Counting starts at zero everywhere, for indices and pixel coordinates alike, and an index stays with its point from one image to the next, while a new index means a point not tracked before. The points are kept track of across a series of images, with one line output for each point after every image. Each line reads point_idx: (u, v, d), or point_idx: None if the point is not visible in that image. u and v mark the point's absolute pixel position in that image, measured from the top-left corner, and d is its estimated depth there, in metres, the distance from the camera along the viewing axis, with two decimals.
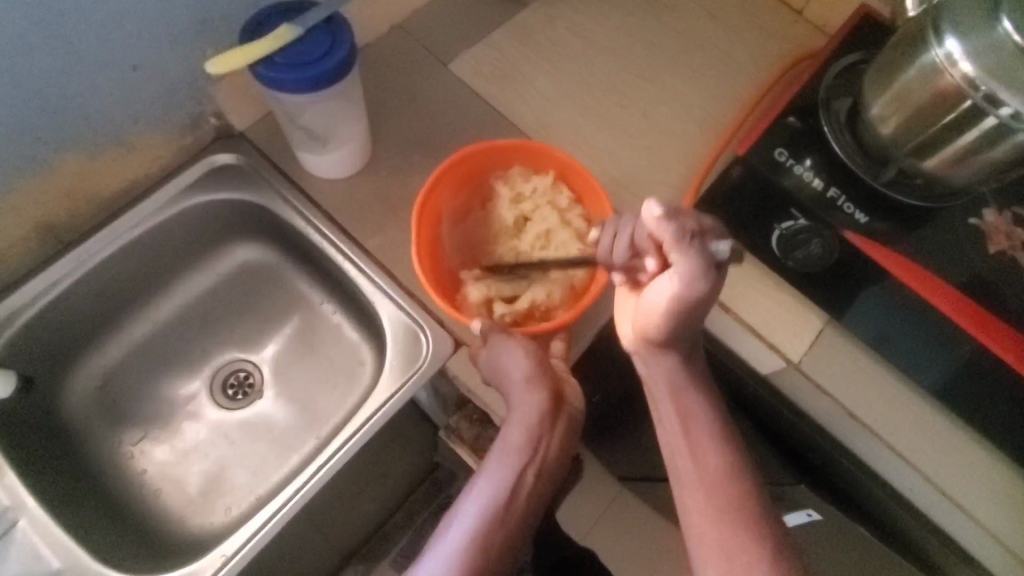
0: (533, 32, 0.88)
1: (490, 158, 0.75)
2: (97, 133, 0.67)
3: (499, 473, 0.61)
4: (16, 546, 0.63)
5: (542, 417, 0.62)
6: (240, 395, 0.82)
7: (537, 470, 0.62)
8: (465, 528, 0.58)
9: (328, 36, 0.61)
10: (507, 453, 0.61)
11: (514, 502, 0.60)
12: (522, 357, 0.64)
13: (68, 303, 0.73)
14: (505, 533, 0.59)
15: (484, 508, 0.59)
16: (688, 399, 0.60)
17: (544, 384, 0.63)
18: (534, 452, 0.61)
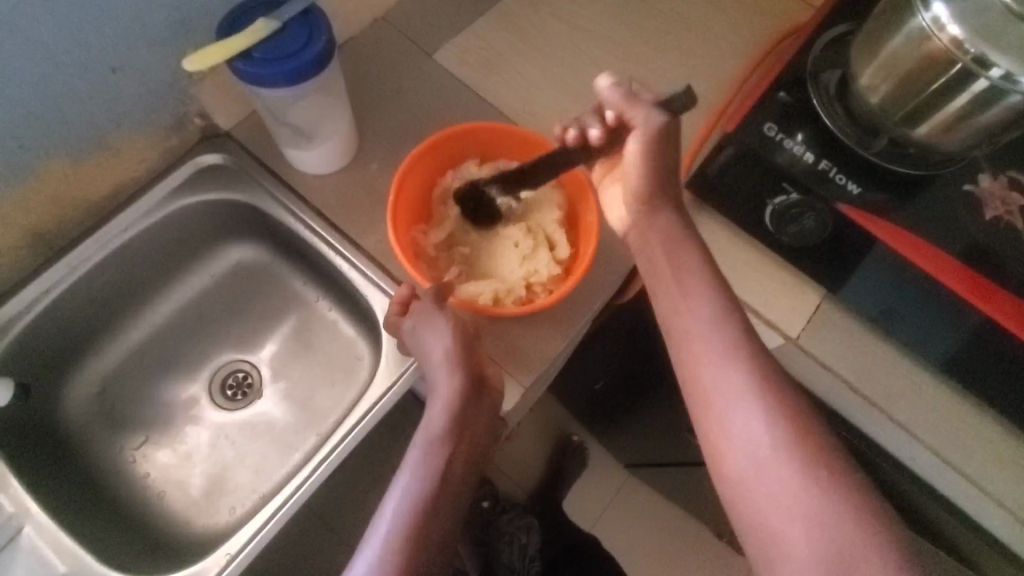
0: (517, 17, 0.88)
1: (403, 209, 0.71)
2: (80, 138, 0.66)
3: (418, 451, 0.60)
4: (21, 553, 0.63)
5: (463, 398, 0.61)
6: (239, 395, 0.82)
7: (449, 459, 0.60)
8: (399, 508, 0.56)
9: (306, 29, 0.61)
10: (428, 434, 0.61)
11: (439, 484, 0.58)
12: (439, 341, 0.63)
13: (59, 312, 0.73)
14: (425, 514, 0.56)
15: (412, 491, 0.57)
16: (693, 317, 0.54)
17: (452, 367, 0.62)
18: (445, 439, 0.60)
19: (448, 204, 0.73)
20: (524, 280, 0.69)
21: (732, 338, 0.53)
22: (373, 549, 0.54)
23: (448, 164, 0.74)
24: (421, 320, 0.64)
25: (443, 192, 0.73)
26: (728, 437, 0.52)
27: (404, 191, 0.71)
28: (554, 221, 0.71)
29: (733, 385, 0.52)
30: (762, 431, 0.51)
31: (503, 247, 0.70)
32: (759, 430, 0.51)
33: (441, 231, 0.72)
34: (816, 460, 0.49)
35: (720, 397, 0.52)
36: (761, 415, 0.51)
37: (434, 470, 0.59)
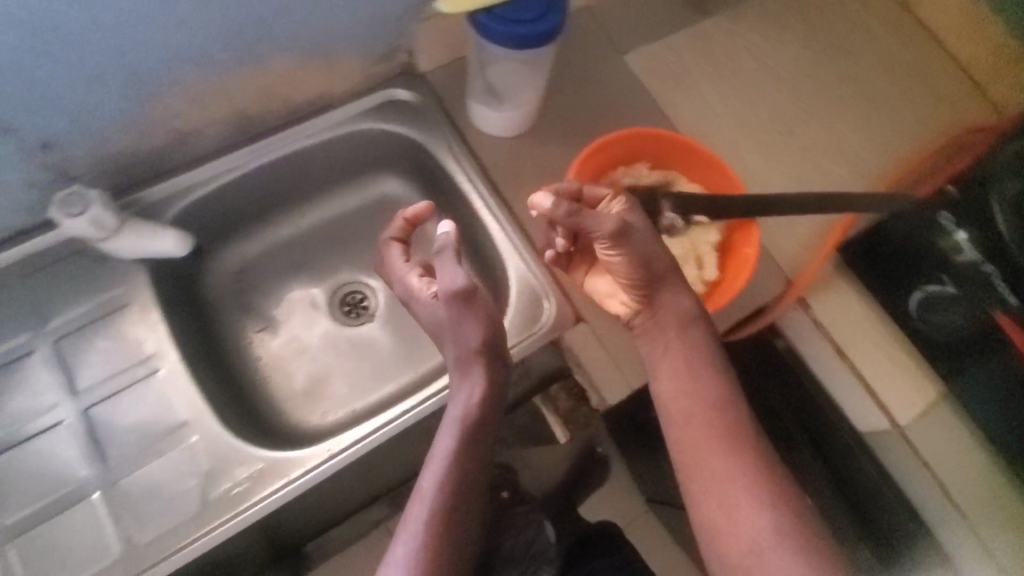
0: (711, 43, 0.89)
1: (572, 188, 0.73)
2: (310, 43, 0.71)
3: (450, 438, 0.56)
4: (152, 391, 0.69)
5: (491, 391, 0.58)
6: (354, 314, 0.87)
7: (481, 450, 0.56)
8: (433, 495, 0.53)
9: (547, 2, 0.64)
10: (458, 421, 0.56)
11: (471, 476, 0.55)
12: (473, 327, 0.59)
13: (234, 191, 0.79)
14: (457, 500, 0.54)
15: (450, 485, 0.54)
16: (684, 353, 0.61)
17: (484, 353, 0.59)
18: (476, 427, 0.56)
19: (610, 197, 0.75)
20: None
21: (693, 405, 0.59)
22: (413, 536, 0.52)
23: (620, 160, 0.76)
24: (448, 305, 0.60)
25: (608, 184, 0.75)
26: (703, 466, 0.57)
27: (578, 172, 0.73)
28: (711, 242, 0.72)
29: (708, 450, 0.57)
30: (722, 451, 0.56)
31: None
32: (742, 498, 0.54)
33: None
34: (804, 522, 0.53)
35: (701, 459, 0.57)
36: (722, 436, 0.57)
37: (468, 459, 0.55)
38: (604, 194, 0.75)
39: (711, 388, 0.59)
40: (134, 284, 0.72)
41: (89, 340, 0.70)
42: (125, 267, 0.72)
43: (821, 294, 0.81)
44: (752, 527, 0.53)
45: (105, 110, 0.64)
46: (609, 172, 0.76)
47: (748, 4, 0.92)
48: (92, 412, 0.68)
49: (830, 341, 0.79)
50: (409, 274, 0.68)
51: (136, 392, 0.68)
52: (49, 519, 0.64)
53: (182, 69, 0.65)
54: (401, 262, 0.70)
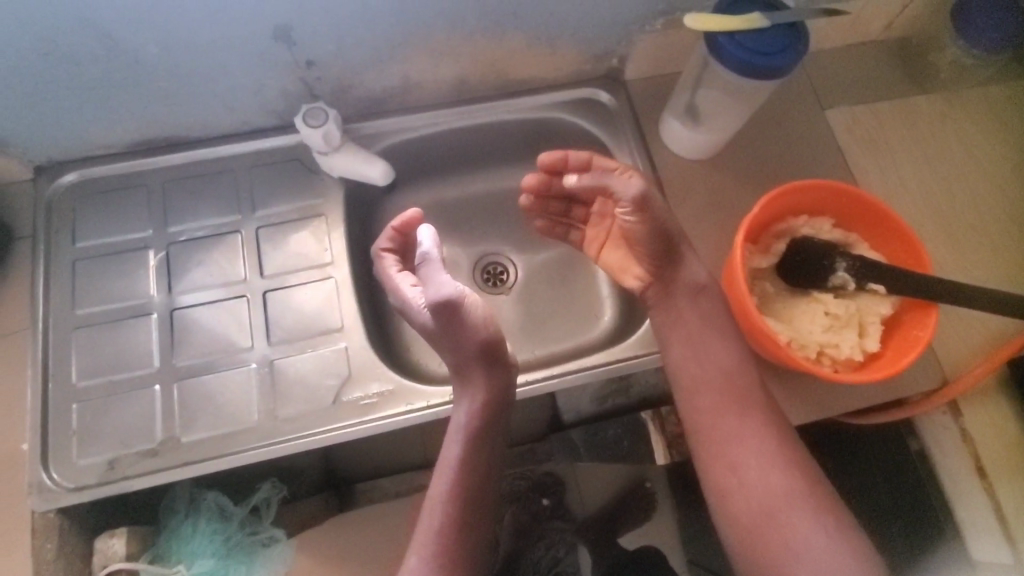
0: (920, 120, 0.86)
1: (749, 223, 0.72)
2: (545, 30, 0.77)
3: (456, 445, 0.63)
4: (320, 294, 0.77)
5: (496, 403, 0.63)
6: (492, 282, 0.92)
7: (482, 454, 0.63)
8: (448, 498, 0.61)
9: (787, 39, 0.65)
10: (463, 428, 0.63)
11: (480, 479, 0.62)
12: (468, 339, 0.60)
13: (430, 143, 0.86)
14: (466, 505, 0.61)
15: (459, 485, 0.62)
16: (707, 340, 0.68)
17: (480, 360, 0.61)
18: (477, 436, 0.63)
19: (782, 242, 0.74)
20: (819, 346, 0.69)
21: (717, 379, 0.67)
22: (433, 533, 0.60)
23: (804, 210, 0.75)
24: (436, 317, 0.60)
25: (785, 229, 0.75)
26: (718, 422, 0.66)
27: (761, 210, 0.72)
28: (880, 315, 0.69)
29: (724, 411, 0.66)
30: (738, 412, 0.65)
31: (811, 307, 0.71)
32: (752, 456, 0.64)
33: (764, 261, 0.73)
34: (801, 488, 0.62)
35: (718, 419, 0.66)
36: (737, 401, 0.66)
37: (471, 464, 0.62)
38: (778, 238, 0.75)
39: (724, 351, 0.67)
40: (331, 198, 0.81)
41: (284, 234, 0.80)
42: (328, 183, 0.81)
43: (976, 405, 0.75)
44: (757, 479, 0.63)
45: (364, 46, 0.74)
46: (788, 218, 0.75)
47: (972, 90, 0.88)
48: (269, 294, 0.77)
49: (974, 457, 0.74)
50: (403, 281, 0.67)
51: (308, 290, 0.77)
52: (214, 371, 0.73)
53: (437, 27, 0.73)
54: (394, 272, 0.69)
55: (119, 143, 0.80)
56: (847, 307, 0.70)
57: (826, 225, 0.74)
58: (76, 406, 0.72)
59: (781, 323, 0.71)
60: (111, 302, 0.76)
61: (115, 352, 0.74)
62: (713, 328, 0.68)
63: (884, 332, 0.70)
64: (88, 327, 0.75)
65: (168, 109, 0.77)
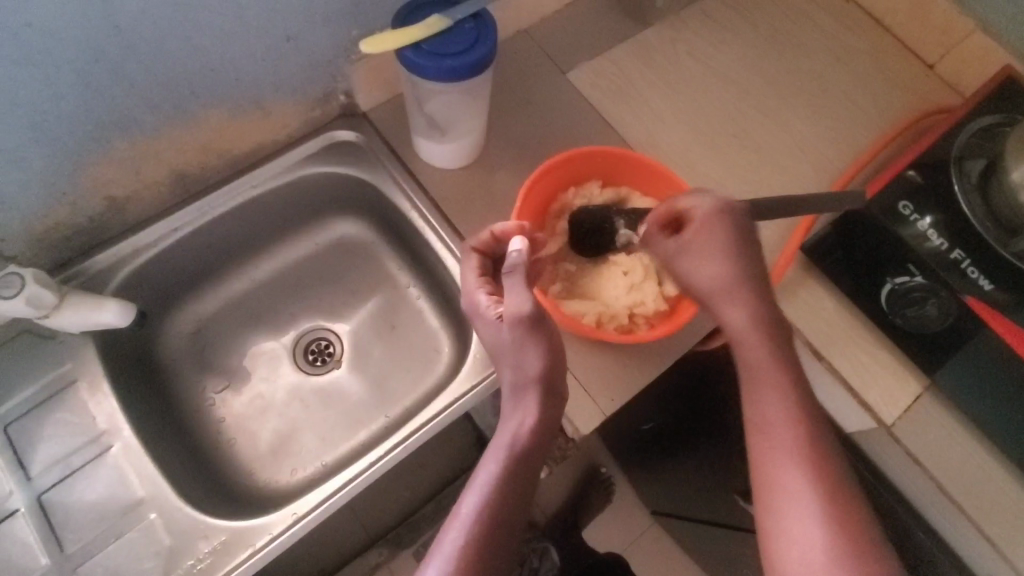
0: (654, 52, 0.88)
1: (523, 215, 0.71)
2: (242, 94, 0.69)
3: (493, 463, 0.52)
4: (106, 470, 0.66)
5: (547, 415, 0.55)
6: (319, 361, 0.85)
7: (528, 475, 0.52)
8: (472, 520, 0.49)
9: (474, 31, 0.63)
10: (506, 445, 0.53)
11: (516, 502, 0.51)
12: (534, 356, 0.55)
13: (182, 250, 0.77)
14: (498, 526, 0.49)
15: (491, 507, 0.50)
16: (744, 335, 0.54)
17: (543, 383, 0.55)
18: (525, 458, 0.52)
19: (564, 219, 0.74)
20: (628, 308, 0.69)
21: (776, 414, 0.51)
22: (446, 559, 0.47)
23: (572, 181, 0.75)
24: (512, 328, 0.55)
25: (562, 206, 0.74)
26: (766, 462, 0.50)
27: (529, 200, 0.71)
28: None
29: (770, 442, 0.50)
30: (791, 458, 0.49)
31: (609, 271, 0.70)
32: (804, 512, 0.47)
33: (554, 244, 0.72)
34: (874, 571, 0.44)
35: (765, 456, 0.50)
36: (797, 440, 0.50)
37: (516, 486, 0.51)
38: (559, 217, 0.74)
39: (800, 395, 0.52)
40: (81, 356, 0.70)
41: (40, 423, 0.67)
42: (72, 342, 0.70)
43: (792, 296, 0.79)
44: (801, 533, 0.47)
45: (32, 186, 0.63)
46: (561, 194, 0.75)
47: (688, 9, 0.91)
48: (46, 497, 0.65)
49: (807, 343, 0.77)
50: (479, 289, 0.62)
51: (90, 470, 0.66)
52: None
53: (108, 135, 0.64)
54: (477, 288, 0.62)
55: None
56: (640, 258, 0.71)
57: (597, 187, 0.74)
58: None
59: (587, 299, 0.70)
60: None
61: None
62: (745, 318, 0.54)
63: None
64: None
65: None
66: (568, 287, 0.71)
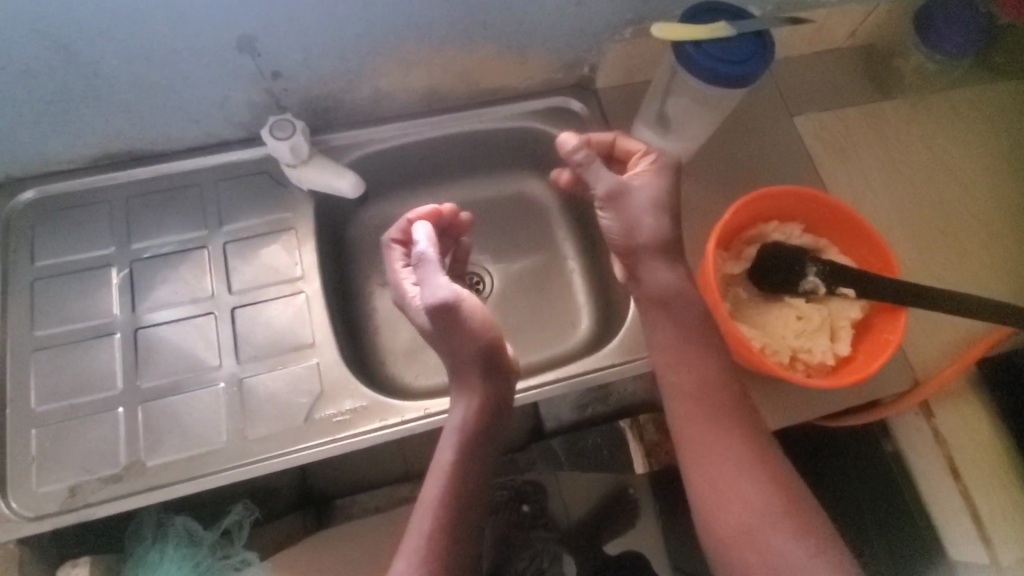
0: (886, 126, 0.87)
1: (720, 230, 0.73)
2: (517, 39, 0.76)
3: (448, 447, 0.59)
4: (289, 310, 0.76)
5: (491, 396, 0.61)
6: (469, 292, 0.92)
7: (482, 457, 0.59)
8: (438, 501, 0.55)
9: (753, 47, 0.66)
10: (457, 428, 0.59)
11: (475, 481, 0.57)
12: (470, 338, 0.61)
13: (404, 153, 0.86)
14: (457, 507, 0.56)
15: (455, 490, 0.56)
16: (678, 336, 0.63)
17: (481, 361, 0.61)
18: (475, 438, 0.59)
19: (754, 247, 0.75)
20: (792, 351, 0.70)
21: (700, 409, 0.61)
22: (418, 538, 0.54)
23: (775, 217, 0.76)
24: (432, 317, 0.62)
25: (757, 237, 0.75)
26: (692, 427, 0.60)
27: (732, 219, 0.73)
28: (851, 319, 0.70)
29: (704, 420, 0.60)
30: (714, 419, 0.60)
31: (784, 310, 0.71)
32: (736, 458, 0.58)
33: (737, 267, 0.74)
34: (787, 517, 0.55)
35: (694, 427, 0.60)
36: (717, 411, 0.60)
37: (466, 468, 0.58)
38: (751, 245, 0.75)
39: (715, 365, 0.62)
40: (301, 210, 0.80)
41: (252, 252, 0.78)
42: (298, 195, 0.80)
43: (948, 404, 0.76)
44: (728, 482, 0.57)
45: (330, 57, 0.72)
46: (760, 225, 0.76)
47: (935, 96, 0.89)
48: (237, 311, 0.75)
49: (947, 457, 0.75)
50: (404, 278, 0.69)
51: (277, 305, 0.76)
52: (178, 393, 0.71)
53: (403, 35, 0.72)
54: (398, 266, 0.70)
55: (76, 157, 0.78)
56: (820, 309, 0.71)
57: (797, 231, 0.75)
58: (36, 431, 0.69)
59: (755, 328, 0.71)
60: (71, 322, 0.74)
61: (76, 373, 0.72)
62: (680, 320, 0.63)
63: (855, 336, 0.71)
64: (48, 348, 0.73)
65: (127, 124, 0.75)
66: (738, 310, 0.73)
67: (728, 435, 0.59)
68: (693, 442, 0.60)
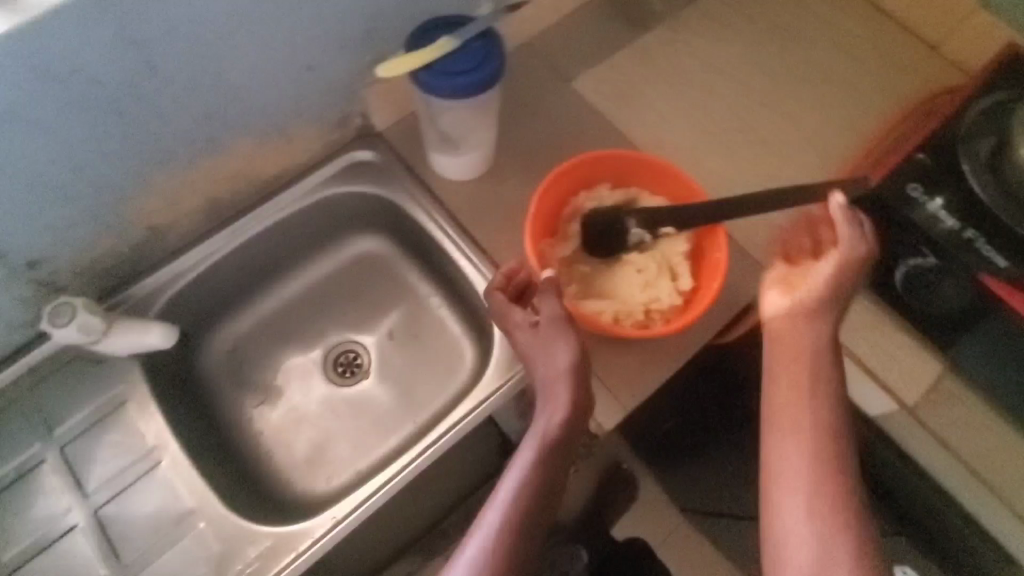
0: (656, 55, 0.90)
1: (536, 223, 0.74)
2: (267, 123, 0.74)
3: (528, 450, 0.59)
4: (157, 484, 0.70)
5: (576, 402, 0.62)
6: (348, 373, 0.88)
7: (559, 462, 0.60)
8: (508, 500, 0.56)
9: (482, 49, 0.66)
10: (541, 433, 0.60)
11: (550, 483, 0.58)
12: (565, 353, 0.63)
13: (217, 273, 0.81)
14: (532, 509, 0.56)
15: (525, 491, 0.57)
16: (825, 379, 0.58)
17: (572, 376, 0.62)
18: (556, 445, 0.60)
19: (576, 221, 0.76)
20: (643, 305, 0.71)
21: (800, 383, 0.58)
22: (484, 535, 0.54)
23: (581, 185, 0.77)
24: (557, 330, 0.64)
25: (574, 209, 0.76)
26: (778, 456, 0.55)
27: (540, 206, 0.73)
28: (682, 252, 0.73)
29: (789, 440, 0.56)
30: (807, 456, 0.54)
31: (623, 269, 0.73)
32: (810, 503, 0.52)
33: (567, 248, 0.74)
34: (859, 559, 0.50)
35: (785, 457, 0.55)
36: (814, 447, 0.54)
37: (546, 473, 0.59)
38: (571, 220, 0.76)
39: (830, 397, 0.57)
40: (129, 377, 0.74)
41: (95, 443, 0.72)
42: (119, 364, 0.74)
43: None
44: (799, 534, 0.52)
45: (80, 222, 0.67)
46: (571, 198, 0.76)
47: (688, 10, 0.93)
48: (102, 512, 0.69)
49: None
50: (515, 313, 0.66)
51: (142, 486, 0.70)
52: None
53: (146, 169, 0.68)
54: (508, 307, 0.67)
55: None
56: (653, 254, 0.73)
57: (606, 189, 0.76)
58: None
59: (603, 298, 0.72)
60: None
61: None
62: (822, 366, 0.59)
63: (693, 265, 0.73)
64: None
65: None
66: (584, 287, 0.74)
67: (813, 477, 0.53)
68: (788, 424, 0.56)
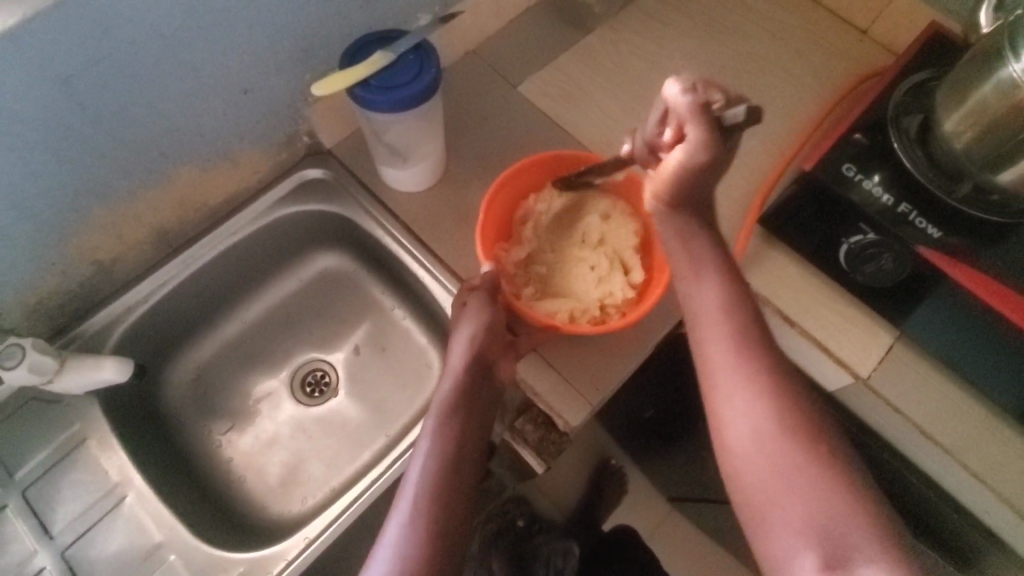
0: (598, 55, 0.92)
1: (488, 229, 0.75)
2: (209, 148, 0.73)
3: (433, 423, 0.64)
4: (121, 520, 0.69)
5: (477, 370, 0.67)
6: (317, 392, 0.88)
7: (466, 428, 0.64)
8: (420, 471, 0.59)
9: (417, 61, 0.67)
10: (443, 404, 0.65)
11: (458, 446, 0.62)
12: (465, 328, 0.69)
13: (172, 301, 0.80)
14: (445, 475, 0.59)
15: (436, 457, 0.60)
16: (732, 322, 0.54)
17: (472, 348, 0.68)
18: (455, 410, 0.65)
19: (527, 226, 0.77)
20: (599, 300, 0.72)
21: (716, 331, 0.54)
22: (402, 508, 0.56)
23: (529, 190, 0.78)
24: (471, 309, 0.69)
25: (523, 214, 0.77)
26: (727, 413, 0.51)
27: (489, 215, 0.74)
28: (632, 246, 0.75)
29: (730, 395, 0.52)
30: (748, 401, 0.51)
31: (577, 267, 0.74)
32: (776, 453, 0.48)
33: (520, 252, 0.75)
34: (837, 495, 0.46)
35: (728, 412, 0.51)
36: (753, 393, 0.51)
37: (455, 439, 0.62)
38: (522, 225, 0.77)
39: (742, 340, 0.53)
40: (87, 414, 0.73)
41: (55, 484, 0.70)
42: (76, 402, 0.73)
43: (759, 267, 0.80)
44: (767, 479, 0.48)
45: (23, 262, 0.67)
46: (521, 203, 0.78)
47: (625, 10, 0.95)
48: (66, 554, 0.68)
49: (777, 311, 0.78)
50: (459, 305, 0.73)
51: (107, 523, 0.69)
52: None
53: (86, 204, 0.67)
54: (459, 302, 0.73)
55: None
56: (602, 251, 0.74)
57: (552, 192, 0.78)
58: None
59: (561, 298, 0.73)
60: None
61: None
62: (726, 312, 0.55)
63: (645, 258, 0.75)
64: None
65: None
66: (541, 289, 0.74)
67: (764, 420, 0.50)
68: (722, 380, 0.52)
